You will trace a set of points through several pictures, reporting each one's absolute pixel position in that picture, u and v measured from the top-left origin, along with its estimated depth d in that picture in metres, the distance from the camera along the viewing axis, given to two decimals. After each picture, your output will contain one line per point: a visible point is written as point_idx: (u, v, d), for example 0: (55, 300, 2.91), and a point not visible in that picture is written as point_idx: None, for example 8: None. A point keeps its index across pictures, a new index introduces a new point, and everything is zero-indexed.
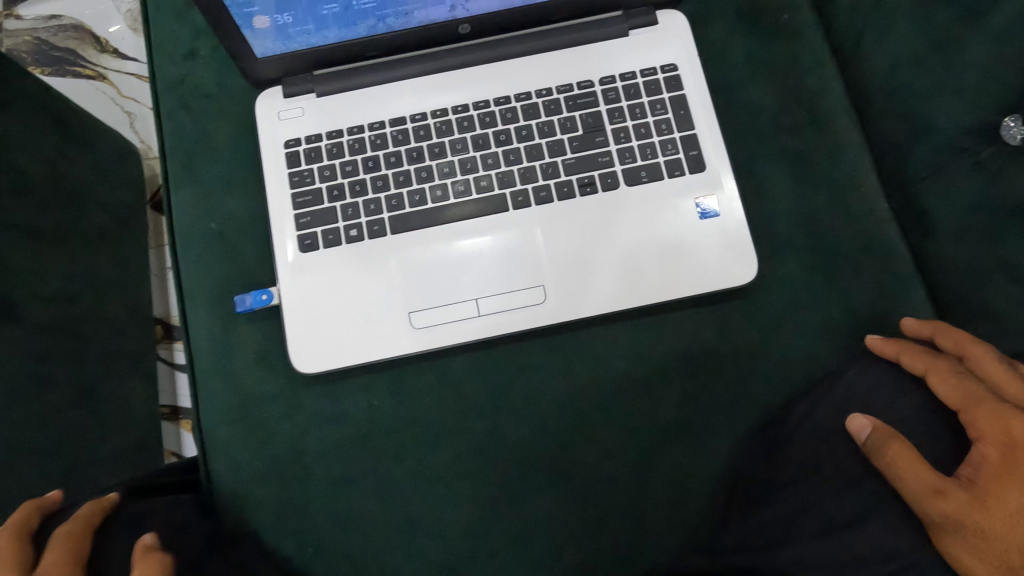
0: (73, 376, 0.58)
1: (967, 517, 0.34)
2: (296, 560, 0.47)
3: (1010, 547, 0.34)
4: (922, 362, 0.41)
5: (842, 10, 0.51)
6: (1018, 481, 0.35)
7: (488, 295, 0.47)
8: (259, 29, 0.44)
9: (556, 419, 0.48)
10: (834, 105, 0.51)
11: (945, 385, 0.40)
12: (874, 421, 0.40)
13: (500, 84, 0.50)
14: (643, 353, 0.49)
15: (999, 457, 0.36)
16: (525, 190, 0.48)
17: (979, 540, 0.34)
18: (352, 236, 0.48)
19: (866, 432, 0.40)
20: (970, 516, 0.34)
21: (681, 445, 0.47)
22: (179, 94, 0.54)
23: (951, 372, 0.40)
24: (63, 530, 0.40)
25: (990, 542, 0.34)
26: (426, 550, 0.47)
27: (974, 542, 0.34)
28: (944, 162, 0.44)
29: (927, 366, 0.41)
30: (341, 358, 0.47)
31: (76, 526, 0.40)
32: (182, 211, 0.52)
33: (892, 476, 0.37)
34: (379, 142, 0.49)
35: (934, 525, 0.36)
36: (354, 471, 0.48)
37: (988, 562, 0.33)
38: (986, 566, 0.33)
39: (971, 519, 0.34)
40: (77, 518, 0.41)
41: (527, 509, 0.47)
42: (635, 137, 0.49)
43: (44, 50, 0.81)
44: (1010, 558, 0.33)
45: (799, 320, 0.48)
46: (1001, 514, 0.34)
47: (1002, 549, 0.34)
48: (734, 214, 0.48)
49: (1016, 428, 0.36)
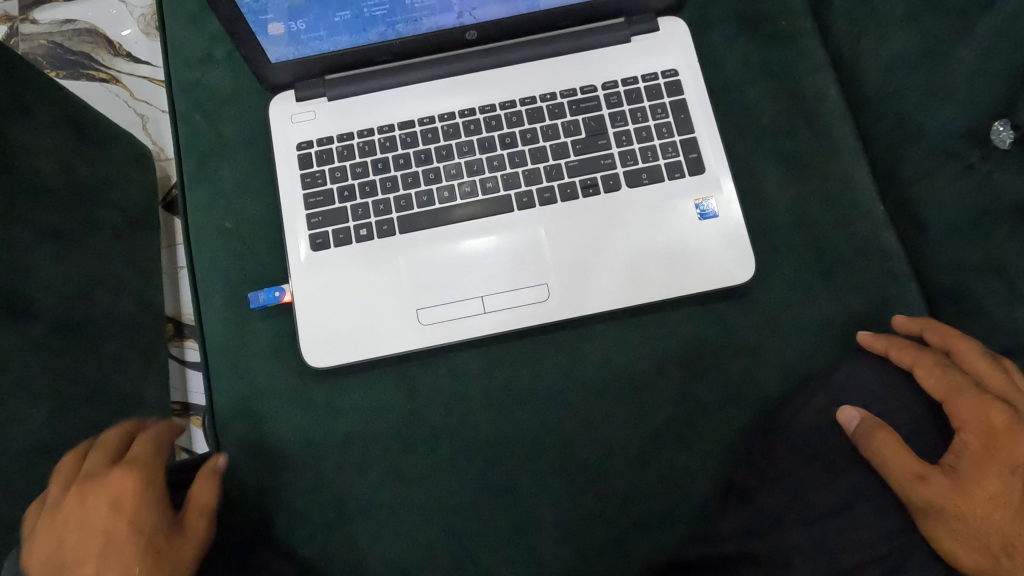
0: (89, 371, 0.59)
1: (947, 502, 0.37)
2: (305, 549, 0.49)
3: (990, 528, 0.37)
4: (910, 354, 0.43)
5: (838, 17, 0.52)
6: (997, 466, 0.38)
7: (494, 293, 0.49)
8: (274, 36, 0.46)
9: (559, 413, 0.50)
10: (830, 110, 0.52)
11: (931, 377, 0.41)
12: (862, 412, 0.42)
13: (506, 88, 0.51)
14: (643, 349, 0.50)
15: (979, 445, 0.38)
16: (530, 191, 0.50)
17: (957, 524, 0.37)
18: (362, 236, 0.49)
19: (856, 421, 0.42)
20: (950, 501, 0.37)
21: (681, 439, 0.49)
22: (195, 97, 0.56)
23: (936, 365, 0.42)
24: (151, 441, 0.46)
25: (968, 525, 0.37)
26: (432, 540, 0.48)
27: (952, 526, 0.37)
28: (936, 165, 0.46)
29: (913, 359, 0.43)
30: (352, 353, 0.49)
31: (161, 441, 0.47)
32: (197, 211, 0.54)
33: (878, 465, 0.40)
34: (389, 145, 0.51)
35: (918, 509, 0.38)
36: (363, 463, 0.50)
37: (969, 544, 0.37)
38: (966, 547, 0.37)
39: (949, 505, 0.37)
40: (164, 436, 0.47)
41: (530, 500, 0.49)
42: (636, 140, 0.50)
43: (59, 54, 0.83)
44: (990, 538, 0.36)
45: (795, 318, 0.50)
46: (978, 501, 0.37)
47: (982, 531, 0.37)
48: (732, 215, 0.49)
49: (995, 416, 0.38)
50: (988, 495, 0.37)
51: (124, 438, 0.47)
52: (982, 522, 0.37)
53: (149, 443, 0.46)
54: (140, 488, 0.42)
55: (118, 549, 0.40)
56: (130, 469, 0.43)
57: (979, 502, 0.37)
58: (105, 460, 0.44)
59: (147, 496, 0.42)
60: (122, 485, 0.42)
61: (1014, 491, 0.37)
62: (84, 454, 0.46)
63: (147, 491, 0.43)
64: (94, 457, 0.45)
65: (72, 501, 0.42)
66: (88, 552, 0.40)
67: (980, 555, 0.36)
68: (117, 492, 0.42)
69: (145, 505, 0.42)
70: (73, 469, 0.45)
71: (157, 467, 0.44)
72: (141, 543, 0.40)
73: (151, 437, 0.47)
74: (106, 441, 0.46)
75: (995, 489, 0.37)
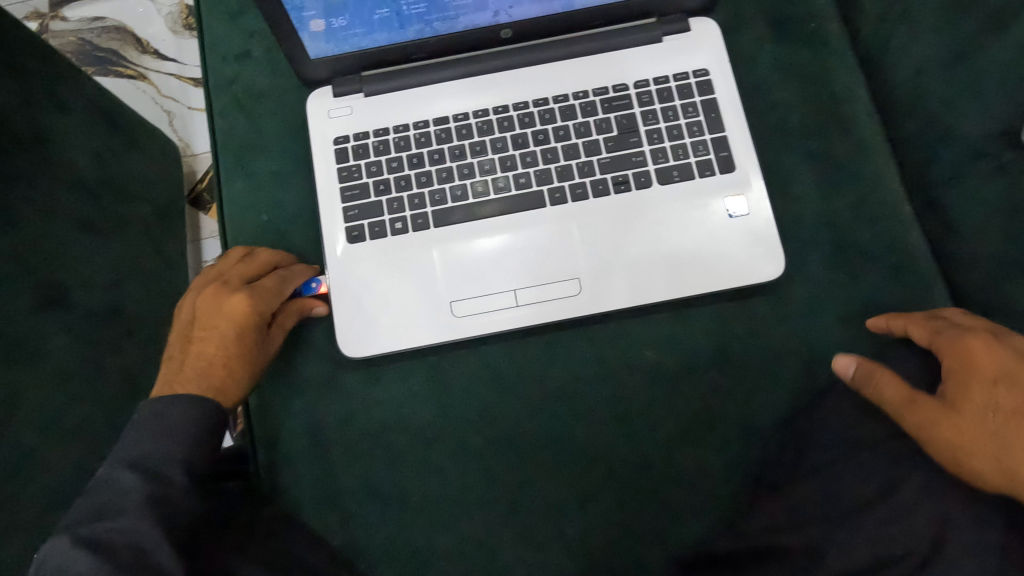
0: (123, 359, 0.60)
1: (939, 417, 0.40)
2: (337, 537, 0.49)
3: (987, 436, 0.39)
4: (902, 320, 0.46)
5: (868, 19, 0.53)
6: (981, 382, 0.40)
7: (526, 286, 0.50)
8: (314, 32, 0.47)
9: (588, 405, 0.50)
10: (859, 111, 0.53)
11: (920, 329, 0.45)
12: (858, 358, 0.45)
13: (539, 86, 0.52)
14: (671, 343, 0.51)
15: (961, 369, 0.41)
16: (562, 187, 0.51)
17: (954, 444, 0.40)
18: (397, 229, 0.50)
19: (852, 368, 0.45)
20: (942, 416, 0.40)
21: (709, 432, 0.49)
22: (232, 94, 0.57)
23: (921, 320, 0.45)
24: (286, 281, 0.50)
25: (963, 441, 0.39)
26: (461, 529, 0.49)
27: (948, 440, 0.40)
28: (966, 166, 0.46)
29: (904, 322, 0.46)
30: (386, 344, 0.49)
31: (292, 288, 0.50)
32: (235, 205, 0.55)
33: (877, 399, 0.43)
34: (424, 140, 0.52)
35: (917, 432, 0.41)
36: (394, 452, 0.51)
37: (967, 450, 0.39)
38: (966, 454, 0.39)
39: (944, 425, 0.40)
40: (298, 281, 0.51)
41: (559, 490, 0.49)
42: (667, 138, 0.51)
43: (88, 50, 0.84)
44: (988, 445, 0.39)
45: (822, 314, 0.51)
46: (969, 416, 0.40)
47: (979, 439, 0.39)
48: (762, 212, 0.50)
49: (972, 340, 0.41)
50: (979, 409, 0.40)
51: (272, 264, 0.51)
52: (976, 437, 0.39)
53: (283, 280, 0.50)
54: (252, 320, 0.48)
55: (218, 349, 0.47)
56: (255, 297, 0.48)
57: (974, 417, 0.39)
58: (246, 276, 0.49)
59: (254, 324, 0.48)
60: (240, 310, 0.47)
61: (1001, 402, 0.39)
62: (247, 253, 0.52)
63: (257, 320, 0.48)
64: (243, 266, 0.50)
65: (211, 295, 0.48)
66: (208, 343, 0.47)
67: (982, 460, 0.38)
68: (233, 312, 0.48)
69: (251, 330, 0.48)
70: (228, 261, 0.51)
71: (276, 304, 0.49)
72: (233, 356, 0.47)
73: (289, 277, 0.50)
74: (258, 258, 0.51)
75: (985, 403, 0.40)
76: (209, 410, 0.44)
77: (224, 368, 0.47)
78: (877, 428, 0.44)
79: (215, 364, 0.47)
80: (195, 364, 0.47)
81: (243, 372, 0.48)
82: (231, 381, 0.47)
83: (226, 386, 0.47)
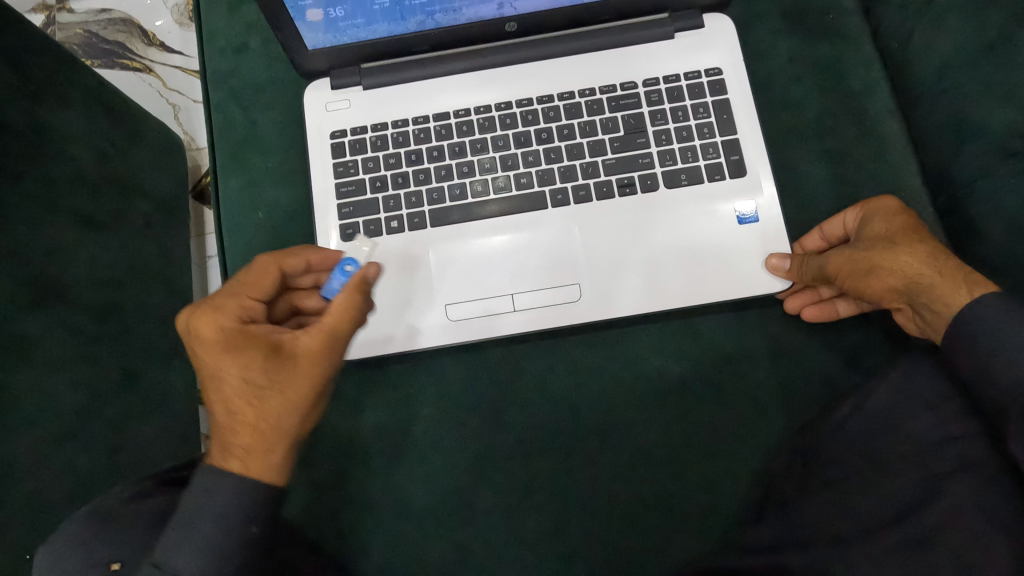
0: None
1: (848, 253, 0.43)
2: (332, 542, 0.47)
3: (878, 246, 0.42)
4: (818, 234, 0.48)
5: (890, 14, 0.51)
6: (871, 218, 0.44)
7: (525, 290, 0.48)
8: (312, 22, 0.44)
9: (591, 412, 0.48)
10: (879, 109, 0.51)
11: (833, 225, 0.48)
12: (781, 253, 0.46)
13: (543, 82, 0.50)
14: (677, 351, 0.49)
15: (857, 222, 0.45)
16: (564, 188, 0.48)
17: (867, 268, 0.42)
18: (392, 228, 0.49)
19: (787, 261, 0.46)
20: (850, 251, 0.43)
21: (719, 450, 0.47)
22: (229, 86, 0.56)
23: (814, 242, 0.49)
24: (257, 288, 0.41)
25: (872, 259, 0.42)
26: (458, 538, 0.47)
27: (857, 263, 0.42)
28: (993, 165, 0.43)
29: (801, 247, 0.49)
30: (377, 346, 0.47)
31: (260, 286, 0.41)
32: (229, 200, 0.54)
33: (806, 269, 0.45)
34: (423, 136, 0.50)
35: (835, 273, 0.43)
36: (390, 454, 0.49)
37: (874, 259, 0.42)
38: (876, 261, 0.42)
39: (855, 255, 0.43)
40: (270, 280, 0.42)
41: (562, 503, 0.47)
42: (676, 140, 0.49)
43: (94, 43, 0.82)
44: (878, 252, 0.42)
45: (835, 325, 0.48)
46: (869, 239, 0.43)
47: (875, 250, 0.42)
48: (773, 219, 0.47)
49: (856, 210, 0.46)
50: (875, 232, 0.43)
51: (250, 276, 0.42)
52: (880, 251, 0.42)
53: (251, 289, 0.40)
54: (224, 341, 0.38)
55: (217, 396, 0.38)
56: (215, 315, 0.38)
57: (880, 241, 0.42)
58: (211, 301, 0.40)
59: (231, 346, 0.38)
60: (205, 339, 0.38)
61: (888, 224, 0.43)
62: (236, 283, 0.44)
63: (235, 340, 0.38)
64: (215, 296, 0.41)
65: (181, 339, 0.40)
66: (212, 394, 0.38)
67: (885, 259, 0.41)
68: (202, 346, 0.38)
69: (231, 352, 0.38)
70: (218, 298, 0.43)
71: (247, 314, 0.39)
72: (233, 395, 0.37)
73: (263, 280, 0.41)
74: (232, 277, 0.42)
75: (884, 229, 0.43)
76: (242, 493, 0.36)
77: (229, 416, 0.37)
78: (893, 447, 0.41)
79: (224, 414, 0.37)
80: (217, 426, 0.38)
81: (255, 410, 0.37)
82: (258, 434, 0.37)
83: (247, 434, 0.37)
